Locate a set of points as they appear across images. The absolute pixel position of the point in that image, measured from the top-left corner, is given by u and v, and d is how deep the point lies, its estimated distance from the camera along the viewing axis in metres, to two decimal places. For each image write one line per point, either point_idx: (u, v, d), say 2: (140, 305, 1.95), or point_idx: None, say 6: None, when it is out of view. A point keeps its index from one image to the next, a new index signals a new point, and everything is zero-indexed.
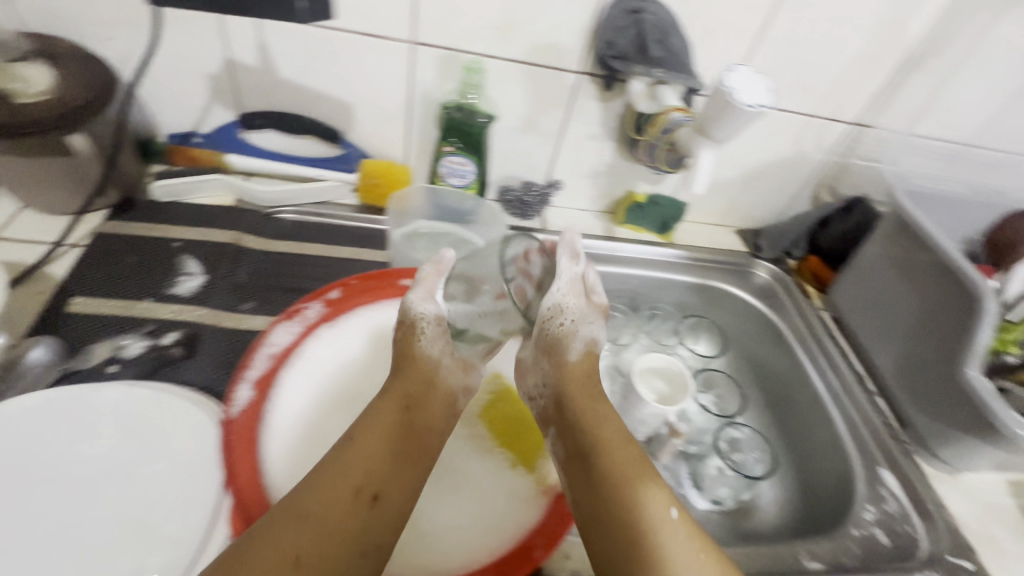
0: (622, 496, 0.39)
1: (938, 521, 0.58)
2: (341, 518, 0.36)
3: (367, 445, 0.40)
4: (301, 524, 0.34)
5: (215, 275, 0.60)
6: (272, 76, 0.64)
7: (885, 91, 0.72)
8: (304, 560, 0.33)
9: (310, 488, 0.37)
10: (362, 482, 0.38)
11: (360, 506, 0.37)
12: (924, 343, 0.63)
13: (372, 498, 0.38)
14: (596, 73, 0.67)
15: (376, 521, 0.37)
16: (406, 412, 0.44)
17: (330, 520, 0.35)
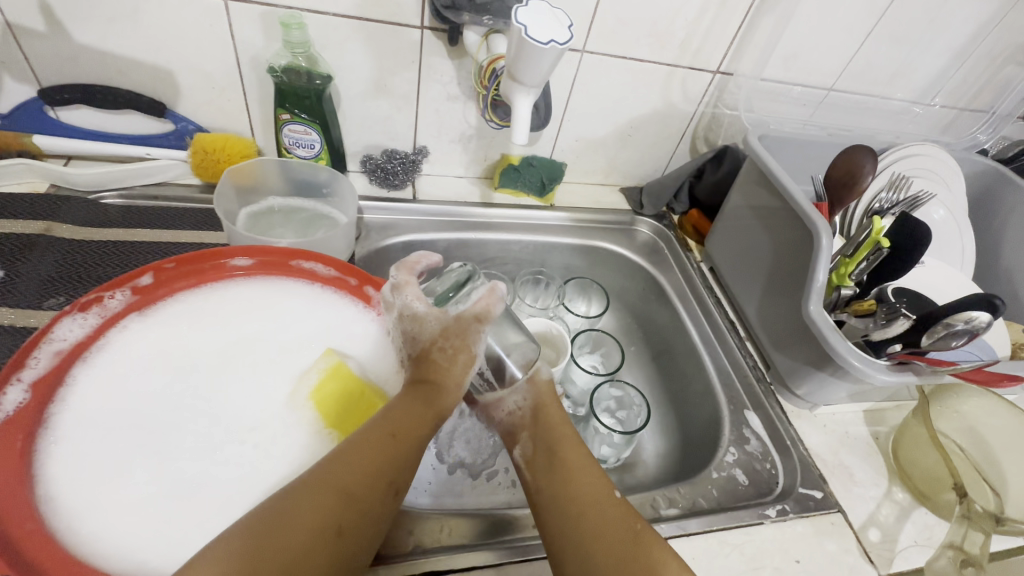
0: (585, 492, 0.43)
1: (795, 456, 0.60)
2: (328, 507, 0.36)
3: (405, 438, 0.41)
4: (312, 512, 0.35)
5: (15, 270, 0.54)
6: (67, 42, 0.57)
7: (741, 36, 0.71)
8: (343, 530, 0.36)
9: (315, 478, 0.37)
10: (393, 474, 0.40)
11: (387, 492, 0.39)
12: (780, 286, 0.64)
13: (393, 489, 0.40)
14: (438, 27, 0.63)
15: (390, 508, 0.39)
16: (435, 412, 0.45)
17: (325, 509, 0.36)
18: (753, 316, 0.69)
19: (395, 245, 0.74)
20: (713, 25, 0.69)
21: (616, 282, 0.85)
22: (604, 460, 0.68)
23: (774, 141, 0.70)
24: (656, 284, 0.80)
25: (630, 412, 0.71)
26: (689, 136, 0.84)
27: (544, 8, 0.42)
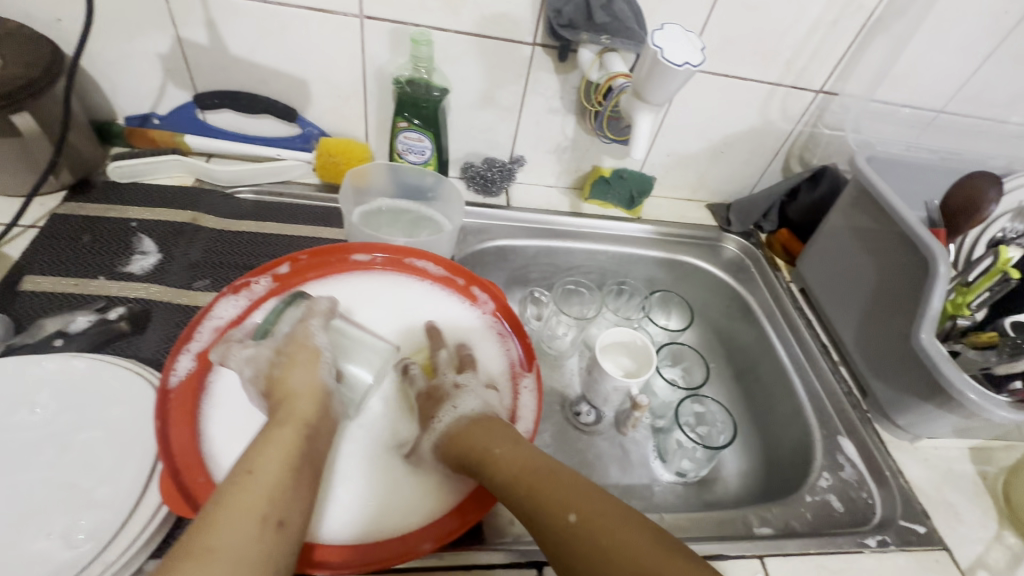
0: (566, 512, 0.36)
1: (894, 487, 0.58)
2: (254, 546, 0.31)
3: (258, 473, 0.35)
4: (222, 557, 0.30)
5: (170, 254, 0.61)
6: (223, 54, 0.64)
7: (850, 56, 0.70)
8: None
9: (217, 514, 0.32)
10: (263, 510, 0.33)
11: (262, 537, 0.32)
12: (883, 314, 0.63)
13: (275, 526, 0.33)
14: (549, 44, 0.66)
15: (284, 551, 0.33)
16: (292, 440, 0.38)
17: (251, 547, 0.31)
18: (850, 340, 0.69)
19: (488, 249, 0.77)
20: (821, 45, 0.69)
21: (699, 297, 0.85)
22: (684, 474, 0.68)
23: (881, 164, 0.70)
24: (742, 301, 0.80)
25: (711, 429, 0.72)
26: (783, 154, 0.83)
27: (681, 31, 0.44)
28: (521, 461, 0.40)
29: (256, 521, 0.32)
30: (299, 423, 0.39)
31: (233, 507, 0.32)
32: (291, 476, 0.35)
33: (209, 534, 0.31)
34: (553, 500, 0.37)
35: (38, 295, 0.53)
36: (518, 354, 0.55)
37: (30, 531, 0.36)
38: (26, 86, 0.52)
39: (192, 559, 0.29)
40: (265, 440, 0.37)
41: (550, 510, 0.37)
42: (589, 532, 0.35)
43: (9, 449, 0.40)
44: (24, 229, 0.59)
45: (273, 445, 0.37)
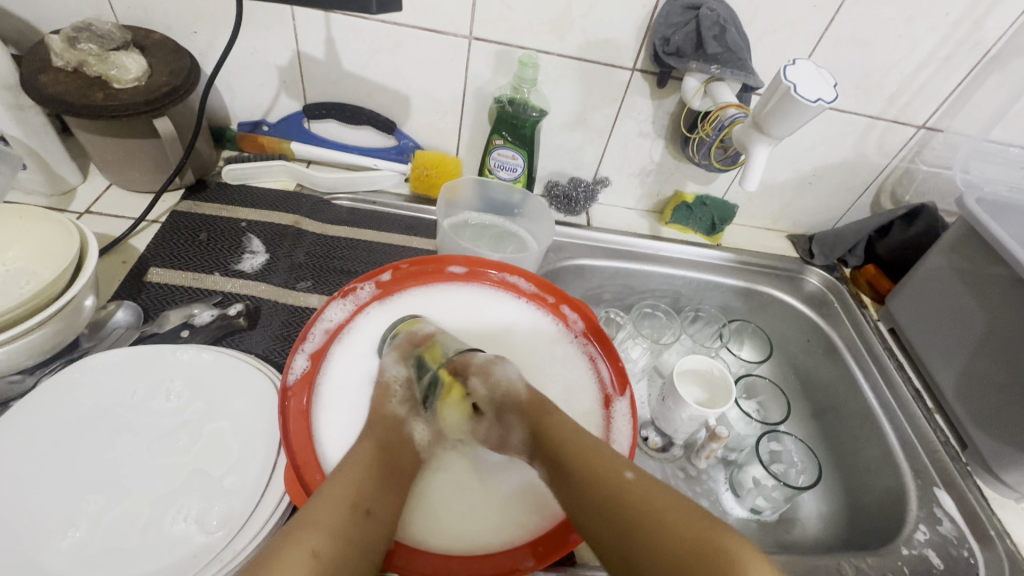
0: (666, 539, 0.35)
1: (998, 546, 0.56)
2: (348, 525, 0.35)
3: (352, 471, 0.39)
4: (323, 530, 0.34)
5: (276, 254, 0.64)
6: (337, 69, 0.68)
7: (958, 93, 0.68)
8: (321, 555, 0.33)
9: (316, 504, 0.36)
10: (355, 496, 0.37)
11: (356, 517, 0.36)
12: (989, 365, 0.61)
13: (365, 511, 0.37)
14: (649, 70, 0.66)
15: (369, 531, 0.36)
16: (382, 453, 0.42)
17: (346, 528, 0.35)
18: (950, 387, 0.66)
19: (567, 267, 0.76)
20: (929, 81, 0.67)
21: (776, 328, 0.82)
22: (758, 512, 0.66)
23: (992, 205, 0.66)
24: (825, 337, 0.77)
25: (789, 468, 0.68)
26: (874, 188, 0.80)
27: (811, 68, 0.48)
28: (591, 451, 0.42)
29: (347, 506, 0.36)
30: (382, 443, 0.43)
31: (326, 497, 0.37)
32: (371, 475, 0.40)
33: (314, 513, 0.35)
34: (662, 525, 0.36)
35: (161, 288, 0.57)
36: (609, 376, 0.54)
37: (171, 510, 0.39)
38: (169, 94, 0.57)
39: (301, 530, 0.34)
40: (352, 452, 0.41)
41: (662, 534, 0.35)
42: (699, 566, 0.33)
43: (149, 431, 0.43)
44: (149, 224, 0.64)
45: (356, 454, 0.41)
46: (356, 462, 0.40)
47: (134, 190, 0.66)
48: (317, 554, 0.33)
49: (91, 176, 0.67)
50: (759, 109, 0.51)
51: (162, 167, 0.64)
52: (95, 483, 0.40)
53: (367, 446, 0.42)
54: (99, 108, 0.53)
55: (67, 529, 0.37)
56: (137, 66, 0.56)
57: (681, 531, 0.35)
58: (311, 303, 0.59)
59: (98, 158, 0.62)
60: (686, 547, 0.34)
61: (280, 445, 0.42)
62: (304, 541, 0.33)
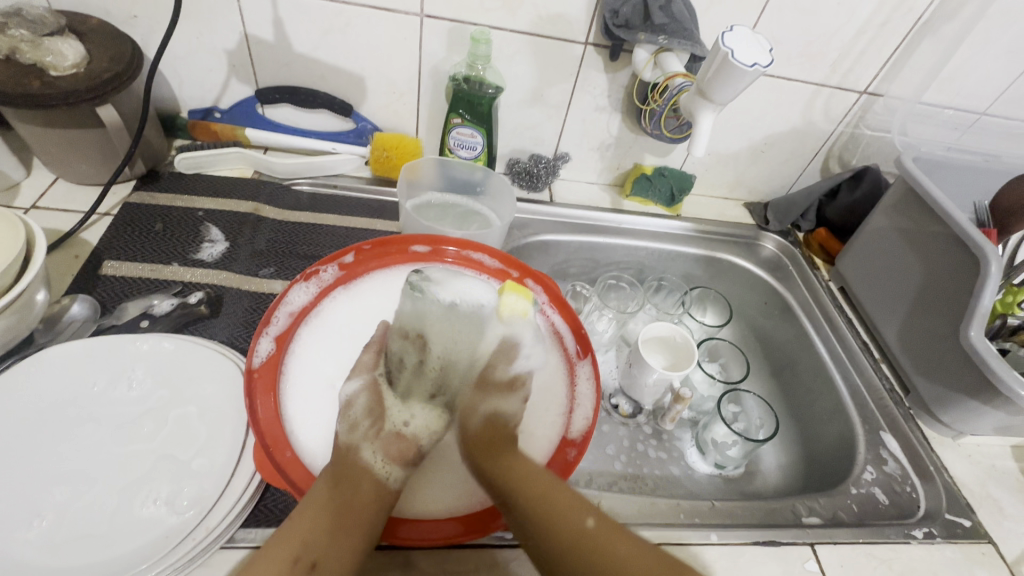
0: (569, 525, 0.39)
1: (937, 481, 0.60)
2: None
3: (306, 517, 0.38)
4: None
5: (236, 242, 0.63)
6: (287, 50, 0.66)
7: (896, 58, 0.71)
8: None
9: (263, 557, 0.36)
10: (300, 550, 0.36)
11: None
12: (927, 316, 0.65)
13: (309, 566, 0.36)
14: (602, 44, 0.67)
15: None
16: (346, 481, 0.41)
17: None
18: (894, 339, 0.70)
19: (532, 244, 0.78)
20: (868, 47, 0.70)
21: (735, 294, 0.86)
22: (723, 466, 0.69)
23: (928, 164, 0.70)
24: (781, 299, 0.81)
25: (749, 425, 0.71)
26: (822, 154, 0.83)
27: (748, 34, 0.50)
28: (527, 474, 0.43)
29: (288, 560, 0.36)
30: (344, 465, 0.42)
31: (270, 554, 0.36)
32: (326, 521, 0.38)
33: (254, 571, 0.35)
34: (558, 513, 0.40)
35: (118, 280, 0.56)
36: (572, 343, 0.56)
37: (140, 494, 0.39)
38: (112, 81, 0.55)
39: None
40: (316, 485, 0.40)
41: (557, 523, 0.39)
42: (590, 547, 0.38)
43: (112, 421, 0.43)
44: (101, 216, 0.62)
45: (303, 512, 0.38)
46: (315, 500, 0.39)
47: (82, 183, 0.65)
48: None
49: (35, 169, 0.65)
50: (702, 76, 0.53)
51: (111, 157, 0.63)
52: (58, 475, 0.39)
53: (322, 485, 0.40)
54: (38, 97, 0.52)
55: (33, 520, 0.37)
56: (75, 52, 0.55)
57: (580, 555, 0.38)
58: (275, 289, 0.59)
59: (40, 150, 0.60)
60: (581, 534, 0.38)
61: (249, 425, 0.43)
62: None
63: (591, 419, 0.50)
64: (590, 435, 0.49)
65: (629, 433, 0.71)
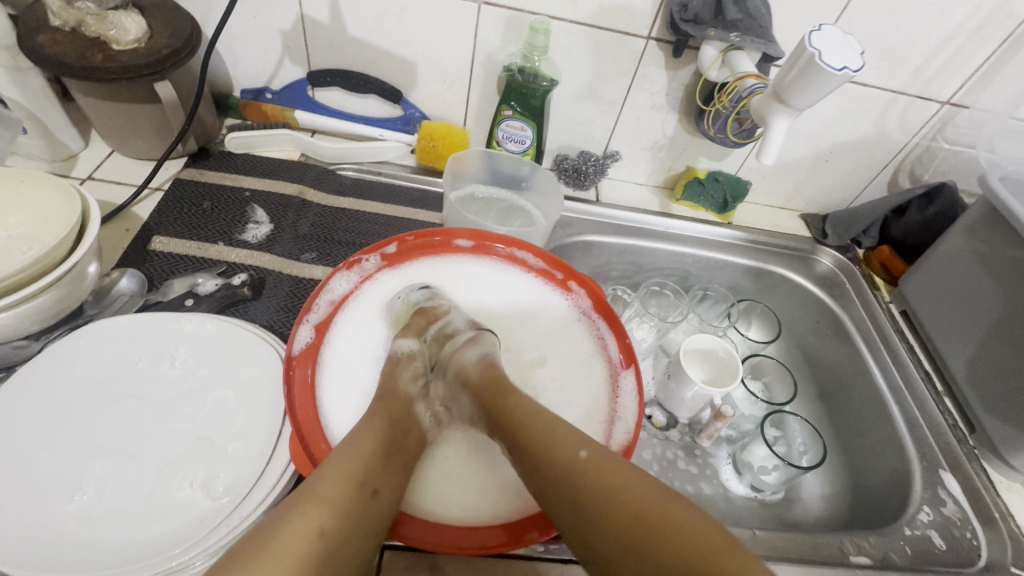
0: (561, 455, 0.38)
1: (1002, 529, 0.56)
2: (354, 505, 0.34)
3: (362, 446, 0.38)
4: (331, 506, 0.33)
5: (280, 224, 0.63)
6: (341, 33, 0.65)
7: (987, 67, 0.65)
8: (327, 532, 0.32)
9: (324, 475, 0.35)
10: (364, 473, 0.36)
11: (363, 497, 0.35)
12: (1002, 350, 0.60)
13: (372, 491, 0.36)
14: (665, 39, 0.64)
15: (375, 510, 0.36)
16: (392, 428, 0.42)
17: (354, 506, 0.34)
18: (961, 371, 0.65)
19: (575, 244, 0.75)
20: (958, 53, 0.64)
21: (785, 309, 0.81)
22: (760, 490, 0.65)
23: None
24: (835, 318, 0.76)
25: (792, 449, 0.68)
26: (892, 167, 0.77)
27: (838, 35, 0.46)
28: (529, 412, 0.42)
29: (355, 484, 0.35)
30: (392, 414, 0.43)
31: (333, 472, 0.35)
32: (379, 455, 0.39)
33: (321, 488, 0.34)
34: (547, 447, 0.39)
35: (165, 256, 0.56)
36: (617, 351, 0.53)
37: (176, 476, 0.39)
38: (169, 57, 0.55)
39: (310, 503, 0.33)
40: (362, 426, 0.40)
41: (551, 457, 0.38)
42: (589, 478, 0.36)
43: (154, 398, 0.43)
44: (152, 191, 0.63)
45: (366, 426, 0.40)
46: (367, 434, 0.40)
47: (137, 157, 0.66)
48: (324, 531, 0.32)
49: (92, 141, 0.66)
50: (781, 79, 0.49)
51: (165, 133, 0.63)
52: (100, 449, 0.40)
53: (377, 411, 0.43)
54: (99, 70, 0.52)
55: (74, 492, 0.37)
56: (137, 27, 0.55)
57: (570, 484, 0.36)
58: (315, 275, 0.59)
59: (98, 123, 0.61)
60: (576, 461, 0.37)
61: (286, 413, 0.42)
62: (313, 514, 0.32)
63: (635, 431, 0.47)
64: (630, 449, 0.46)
65: (663, 446, 0.68)
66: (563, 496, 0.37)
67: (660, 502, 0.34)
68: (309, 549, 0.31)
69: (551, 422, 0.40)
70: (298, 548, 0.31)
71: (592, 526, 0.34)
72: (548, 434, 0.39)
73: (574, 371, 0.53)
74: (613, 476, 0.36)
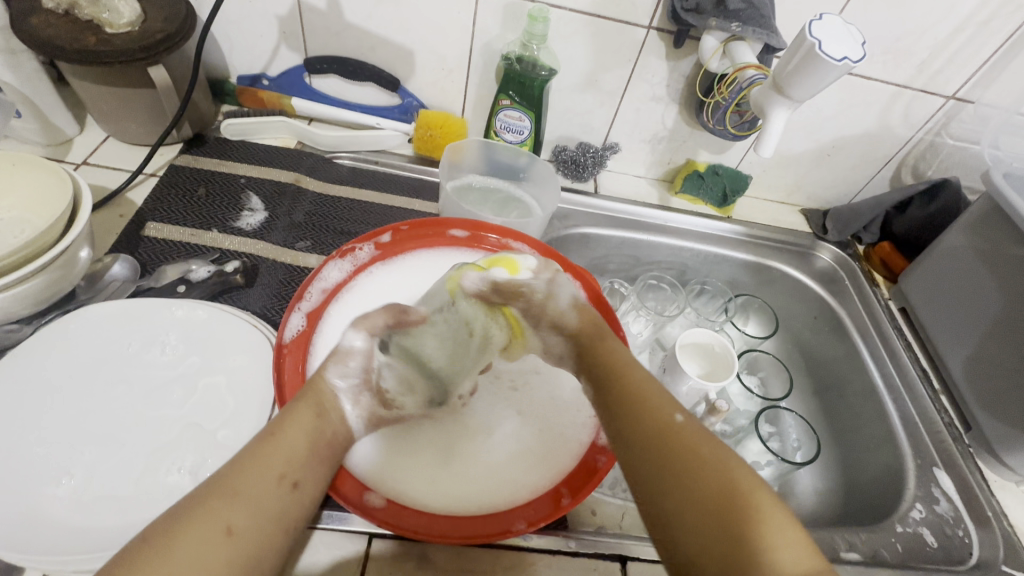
0: (652, 418, 0.37)
1: (995, 529, 0.55)
2: (271, 502, 0.34)
3: (289, 438, 0.37)
4: (246, 503, 0.33)
5: (275, 212, 0.62)
6: (338, 19, 0.65)
7: (995, 61, 0.64)
8: (237, 530, 0.31)
9: (238, 471, 0.34)
10: (284, 467, 0.36)
11: (280, 491, 0.35)
12: (1000, 348, 0.60)
13: (292, 485, 0.35)
14: (666, 29, 0.63)
15: (294, 505, 0.35)
16: (320, 417, 0.41)
17: (273, 505, 0.34)
18: (958, 369, 0.65)
19: (572, 236, 0.75)
20: (964, 47, 0.63)
21: (783, 305, 0.81)
22: None
23: None
24: (833, 314, 0.75)
25: (786, 445, 0.68)
26: (895, 162, 0.76)
27: (839, 25, 0.45)
28: (622, 367, 0.43)
29: (277, 478, 0.35)
30: (322, 404, 0.41)
31: (252, 465, 0.34)
32: (307, 448, 0.38)
33: (238, 481, 0.33)
34: (644, 410, 0.38)
35: (158, 242, 0.56)
36: None
37: (164, 461, 0.39)
38: (164, 42, 0.54)
39: (222, 500, 0.32)
40: (288, 414, 0.39)
41: (643, 417, 0.38)
42: (672, 442, 0.35)
43: (143, 384, 0.43)
44: (146, 177, 0.63)
45: (297, 414, 0.39)
46: (296, 426, 0.38)
47: (132, 143, 0.65)
48: (233, 529, 0.31)
49: (88, 126, 0.66)
50: (781, 68, 0.48)
51: (160, 118, 0.63)
52: (88, 434, 0.40)
53: (309, 397, 0.41)
54: (92, 53, 0.51)
55: (61, 477, 0.37)
56: (130, 10, 0.54)
57: (654, 445, 0.36)
58: (309, 263, 0.58)
59: (92, 107, 0.61)
60: (668, 425, 0.37)
61: (276, 401, 0.42)
62: (226, 512, 0.31)
63: None
64: None
65: None
66: (642, 458, 0.36)
67: (739, 481, 0.32)
68: (217, 549, 0.30)
69: (640, 381, 0.41)
70: (202, 545, 0.30)
71: (675, 485, 0.34)
72: (637, 394, 0.40)
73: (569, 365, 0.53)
74: (693, 449, 0.35)
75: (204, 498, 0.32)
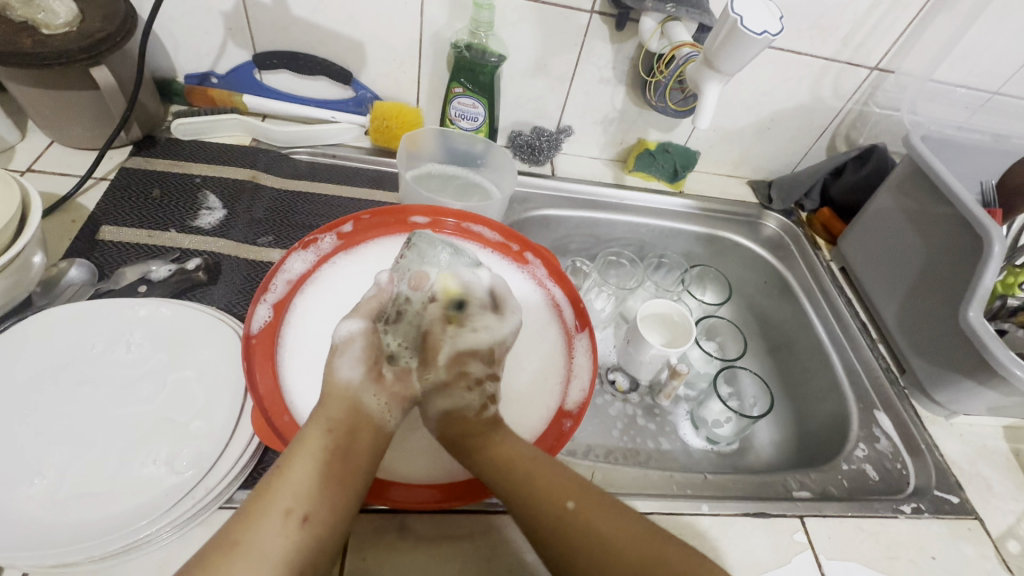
0: (551, 504, 0.39)
1: (927, 459, 0.61)
2: (279, 543, 0.33)
3: (295, 470, 0.36)
4: (247, 554, 0.32)
5: (234, 209, 0.62)
6: (284, 13, 0.65)
7: (910, 32, 0.69)
8: None
9: (244, 520, 0.34)
10: (294, 502, 0.35)
11: (290, 528, 0.34)
12: (925, 297, 0.65)
13: (302, 519, 0.34)
14: (608, 13, 0.66)
15: (306, 540, 0.34)
16: (346, 432, 0.39)
17: (282, 546, 0.33)
18: (892, 319, 0.70)
19: (533, 218, 0.77)
20: (881, 21, 0.68)
21: (735, 272, 0.85)
22: (716, 441, 0.69)
23: (936, 143, 0.70)
24: (781, 278, 0.80)
25: (744, 402, 0.72)
26: (829, 132, 0.82)
27: (758, 1, 0.49)
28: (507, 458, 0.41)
29: (282, 515, 0.34)
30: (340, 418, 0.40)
31: (255, 511, 0.34)
32: (318, 471, 0.37)
33: (241, 533, 0.33)
34: (539, 496, 0.39)
35: (115, 245, 0.55)
36: (572, 316, 0.56)
37: (138, 455, 0.40)
38: (104, 41, 0.54)
39: (223, 554, 0.32)
40: (301, 438, 0.38)
41: (541, 504, 0.39)
42: (576, 531, 0.38)
43: (110, 383, 0.43)
44: (96, 181, 0.62)
45: (304, 439, 0.38)
46: (302, 454, 0.37)
47: (78, 147, 0.64)
48: None
49: (30, 132, 0.64)
50: (709, 45, 0.52)
51: (107, 121, 0.62)
52: (57, 434, 0.40)
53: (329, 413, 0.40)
54: (29, 55, 0.50)
55: (33, 478, 0.38)
56: (67, 10, 0.53)
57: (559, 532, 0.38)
58: (272, 257, 0.59)
59: (34, 113, 0.60)
60: (564, 514, 0.38)
61: (247, 390, 0.43)
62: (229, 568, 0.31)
63: (589, 389, 0.50)
64: (585, 407, 0.49)
65: (625, 407, 0.71)
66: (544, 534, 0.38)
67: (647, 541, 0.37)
68: None
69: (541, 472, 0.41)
70: None
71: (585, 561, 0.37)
72: (542, 487, 0.40)
73: (533, 338, 0.55)
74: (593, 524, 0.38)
75: (204, 557, 0.32)
